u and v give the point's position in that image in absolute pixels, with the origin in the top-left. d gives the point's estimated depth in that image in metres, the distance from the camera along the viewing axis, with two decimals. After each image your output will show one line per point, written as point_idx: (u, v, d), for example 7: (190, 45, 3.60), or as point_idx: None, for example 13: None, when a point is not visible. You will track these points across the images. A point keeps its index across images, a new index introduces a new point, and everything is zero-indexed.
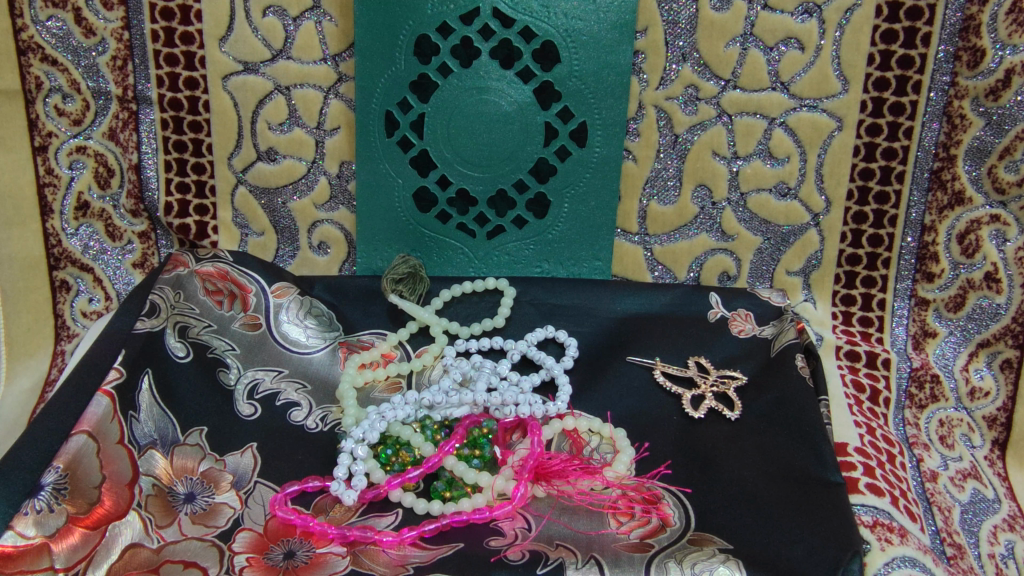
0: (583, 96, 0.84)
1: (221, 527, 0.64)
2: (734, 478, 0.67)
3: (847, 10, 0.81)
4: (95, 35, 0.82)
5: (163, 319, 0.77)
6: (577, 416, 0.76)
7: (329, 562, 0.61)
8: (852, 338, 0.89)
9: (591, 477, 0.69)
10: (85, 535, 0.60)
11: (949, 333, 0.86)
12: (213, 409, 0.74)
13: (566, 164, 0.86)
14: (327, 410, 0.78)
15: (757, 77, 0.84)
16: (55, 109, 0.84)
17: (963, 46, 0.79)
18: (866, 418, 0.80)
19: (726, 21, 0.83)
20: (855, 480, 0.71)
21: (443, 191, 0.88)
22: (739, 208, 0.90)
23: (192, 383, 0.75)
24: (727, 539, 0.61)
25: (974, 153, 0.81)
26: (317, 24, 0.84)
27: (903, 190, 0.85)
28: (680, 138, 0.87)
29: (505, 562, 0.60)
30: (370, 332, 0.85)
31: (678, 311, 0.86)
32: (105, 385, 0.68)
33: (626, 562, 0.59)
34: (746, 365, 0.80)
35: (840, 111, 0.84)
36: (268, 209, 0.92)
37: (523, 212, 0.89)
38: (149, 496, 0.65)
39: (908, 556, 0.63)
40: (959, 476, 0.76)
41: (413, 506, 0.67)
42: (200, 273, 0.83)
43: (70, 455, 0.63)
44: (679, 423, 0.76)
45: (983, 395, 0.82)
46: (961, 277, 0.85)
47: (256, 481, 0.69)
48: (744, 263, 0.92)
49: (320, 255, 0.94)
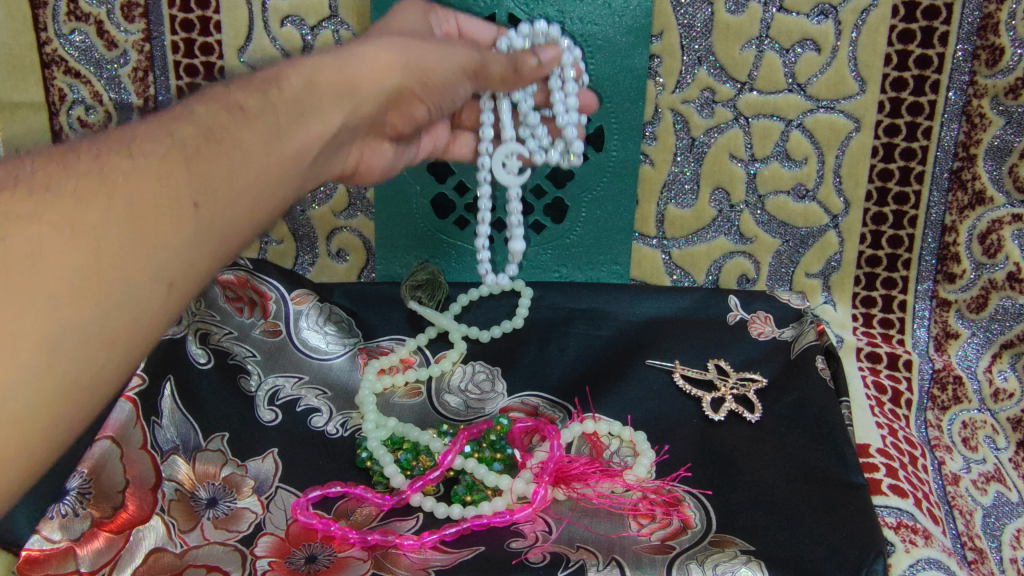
0: (599, 100, 0.85)
1: (243, 531, 0.64)
2: (754, 479, 0.67)
3: (863, 11, 0.80)
4: (116, 47, 0.84)
5: (185, 327, 0.77)
6: (597, 419, 0.75)
7: (351, 565, 0.61)
8: (872, 339, 0.88)
9: (611, 479, 0.69)
10: (110, 540, 0.60)
11: (971, 334, 0.85)
12: (282, 430, 0.75)
13: (583, 170, 0.87)
14: (348, 416, 0.78)
15: (774, 78, 0.84)
16: (78, 120, 0.86)
17: (981, 45, 0.78)
18: (888, 419, 0.79)
19: (741, 23, 0.82)
20: (877, 481, 0.71)
21: (461, 197, 0.90)
22: (757, 210, 0.90)
23: (284, 426, 0.75)
24: (749, 540, 0.61)
25: (995, 152, 0.81)
26: (334, 32, 0.85)
27: (922, 190, 0.85)
28: (697, 141, 0.87)
29: (526, 564, 0.59)
30: (390, 338, 0.86)
31: (697, 315, 0.86)
32: (129, 392, 0.69)
33: (648, 564, 0.59)
34: (766, 366, 0.80)
35: (858, 112, 0.84)
36: (288, 217, 0.92)
37: (540, 217, 0.90)
38: (172, 501, 0.65)
39: (933, 558, 0.63)
40: (982, 479, 0.76)
41: (434, 510, 0.68)
42: (222, 281, 0.83)
43: (116, 428, 0.66)
44: (699, 425, 0.76)
45: (1008, 397, 0.82)
46: (983, 278, 0.84)
47: (278, 487, 0.69)
48: (763, 265, 0.92)
49: (339, 262, 0.95)
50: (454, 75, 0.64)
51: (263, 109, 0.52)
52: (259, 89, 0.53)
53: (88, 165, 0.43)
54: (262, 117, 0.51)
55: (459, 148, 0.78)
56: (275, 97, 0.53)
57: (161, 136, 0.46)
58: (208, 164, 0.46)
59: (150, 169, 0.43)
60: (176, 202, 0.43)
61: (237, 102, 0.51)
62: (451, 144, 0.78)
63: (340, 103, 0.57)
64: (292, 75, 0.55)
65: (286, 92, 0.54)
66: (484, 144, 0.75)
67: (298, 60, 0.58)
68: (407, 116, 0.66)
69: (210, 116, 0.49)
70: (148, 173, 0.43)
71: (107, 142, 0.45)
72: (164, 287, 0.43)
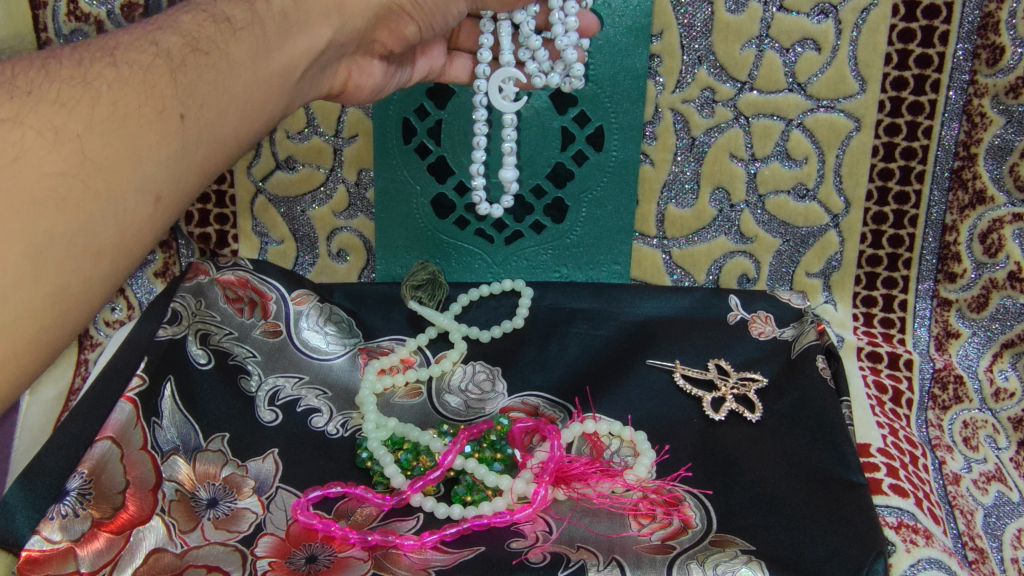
0: (599, 100, 0.85)
1: (244, 531, 0.64)
2: (754, 479, 0.67)
3: (863, 10, 0.80)
4: None
5: (185, 326, 0.78)
6: (597, 419, 0.75)
7: (351, 565, 0.61)
8: (873, 339, 0.88)
9: (612, 479, 0.69)
10: (110, 540, 0.60)
11: (972, 334, 0.85)
12: (281, 430, 0.75)
13: (583, 169, 0.87)
14: (348, 416, 0.78)
15: (774, 78, 0.84)
16: None
17: (982, 44, 0.78)
18: (889, 419, 0.79)
19: (741, 23, 0.82)
20: (878, 480, 0.71)
21: (461, 197, 0.90)
22: (757, 209, 0.90)
23: (284, 427, 0.75)
24: (749, 540, 0.61)
25: (996, 151, 0.81)
26: None
27: (923, 189, 0.84)
28: (697, 141, 0.87)
29: (526, 564, 0.59)
30: (390, 338, 0.86)
31: (697, 314, 0.86)
32: (129, 392, 0.70)
33: (647, 564, 0.59)
34: (766, 366, 0.80)
35: (858, 112, 0.84)
36: (288, 217, 0.92)
37: (541, 217, 0.90)
38: (173, 501, 0.65)
39: (933, 558, 0.63)
40: (983, 479, 0.76)
41: (434, 510, 0.68)
42: (221, 281, 0.83)
43: (117, 428, 0.67)
44: (700, 425, 0.76)
45: (1009, 396, 0.82)
46: (984, 277, 0.84)
47: (278, 487, 0.69)
48: (764, 265, 0.92)
49: (339, 262, 0.94)
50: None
51: (252, 23, 0.63)
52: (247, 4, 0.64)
53: (73, 72, 0.53)
54: (250, 29, 0.62)
55: (457, 70, 0.80)
56: (263, 15, 0.64)
57: (148, 45, 0.57)
58: (195, 76, 0.57)
59: (137, 81, 0.54)
60: (165, 112, 0.54)
61: (227, 15, 0.63)
62: (449, 67, 0.80)
63: (329, 19, 0.68)
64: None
65: (274, 7, 0.65)
66: (483, 67, 0.74)
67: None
68: (396, 33, 0.73)
69: (195, 25, 0.61)
70: (133, 83, 0.54)
71: (91, 51, 0.56)
72: (150, 199, 0.54)
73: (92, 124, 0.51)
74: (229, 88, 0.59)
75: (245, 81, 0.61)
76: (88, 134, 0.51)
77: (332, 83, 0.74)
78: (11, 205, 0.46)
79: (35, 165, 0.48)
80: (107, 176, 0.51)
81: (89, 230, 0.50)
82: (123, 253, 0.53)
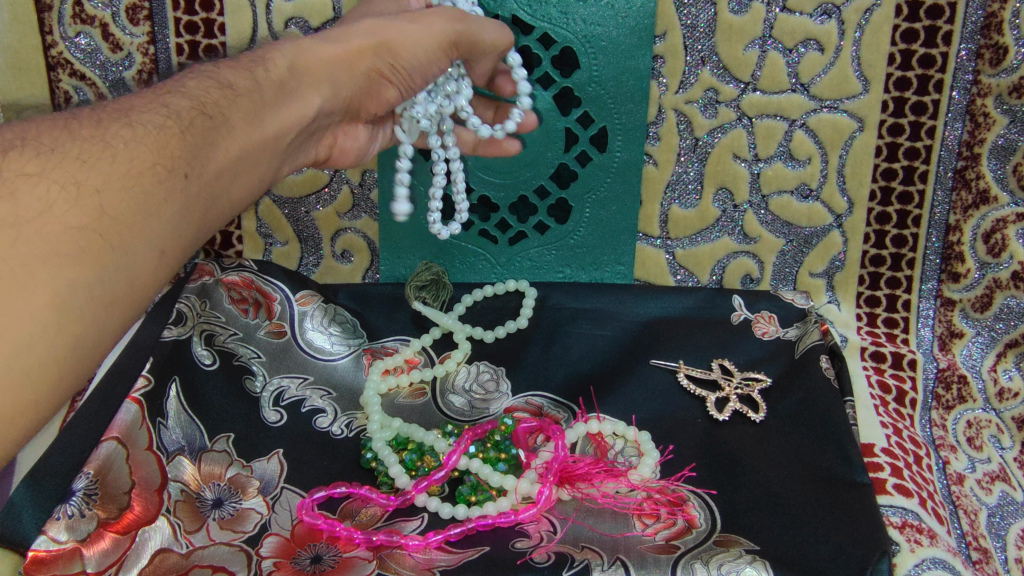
0: (603, 102, 0.85)
1: (249, 532, 0.65)
2: (759, 479, 0.67)
3: (866, 11, 0.80)
4: (121, 50, 0.85)
5: (190, 326, 0.78)
6: (601, 419, 0.75)
7: (355, 565, 0.61)
8: (876, 339, 0.88)
9: (616, 480, 0.69)
10: (116, 540, 0.60)
11: (976, 334, 0.85)
12: (287, 431, 0.75)
13: (586, 170, 0.88)
14: (352, 416, 0.78)
15: (776, 79, 0.84)
16: None
17: (985, 44, 0.79)
18: (893, 419, 0.79)
19: (744, 24, 0.82)
20: (882, 480, 0.71)
21: (465, 198, 0.91)
22: (761, 210, 0.90)
23: (288, 427, 0.75)
24: (753, 540, 0.61)
25: (999, 151, 0.81)
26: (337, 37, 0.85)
27: (926, 189, 0.85)
28: (700, 142, 0.87)
29: (531, 564, 0.59)
30: (394, 339, 0.86)
31: (701, 314, 0.86)
32: (134, 392, 0.69)
33: (652, 563, 0.59)
34: (770, 366, 0.80)
35: (862, 111, 0.84)
36: (292, 218, 0.92)
37: (545, 218, 0.91)
38: (179, 501, 0.65)
39: (938, 557, 0.64)
40: (987, 479, 0.76)
41: (439, 510, 0.68)
42: (225, 282, 0.84)
43: (123, 427, 0.66)
44: (704, 425, 0.76)
45: (1012, 396, 0.82)
46: (987, 277, 0.84)
47: (283, 487, 0.69)
48: (768, 265, 0.92)
49: (343, 262, 0.94)
50: (430, 55, 0.71)
51: (252, 90, 0.63)
52: (249, 68, 0.65)
53: (93, 131, 0.53)
54: (246, 84, 0.63)
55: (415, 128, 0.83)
56: (261, 77, 0.64)
57: (158, 107, 0.58)
58: (203, 140, 0.57)
59: (145, 135, 0.54)
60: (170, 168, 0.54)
61: (229, 81, 0.63)
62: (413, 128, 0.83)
63: (319, 90, 0.68)
64: (279, 59, 0.67)
65: (272, 75, 0.65)
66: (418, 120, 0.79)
67: (286, 45, 0.69)
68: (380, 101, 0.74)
69: (201, 90, 0.61)
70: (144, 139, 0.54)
71: (106, 112, 0.56)
72: (155, 239, 0.53)
73: (111, 181, 0.50)
74: (230, 147, 0.60)
75: (242, 145, 0.61)
76: (107, 190, 0.50)
77: (318, 148, 0.76)
78: (19, 222, 0.45)
79: (50, 206, 0.47)
80: (121, 228, 0.50)
81: (104, 282, 0.48)
82: (134, 303, 0.51)
